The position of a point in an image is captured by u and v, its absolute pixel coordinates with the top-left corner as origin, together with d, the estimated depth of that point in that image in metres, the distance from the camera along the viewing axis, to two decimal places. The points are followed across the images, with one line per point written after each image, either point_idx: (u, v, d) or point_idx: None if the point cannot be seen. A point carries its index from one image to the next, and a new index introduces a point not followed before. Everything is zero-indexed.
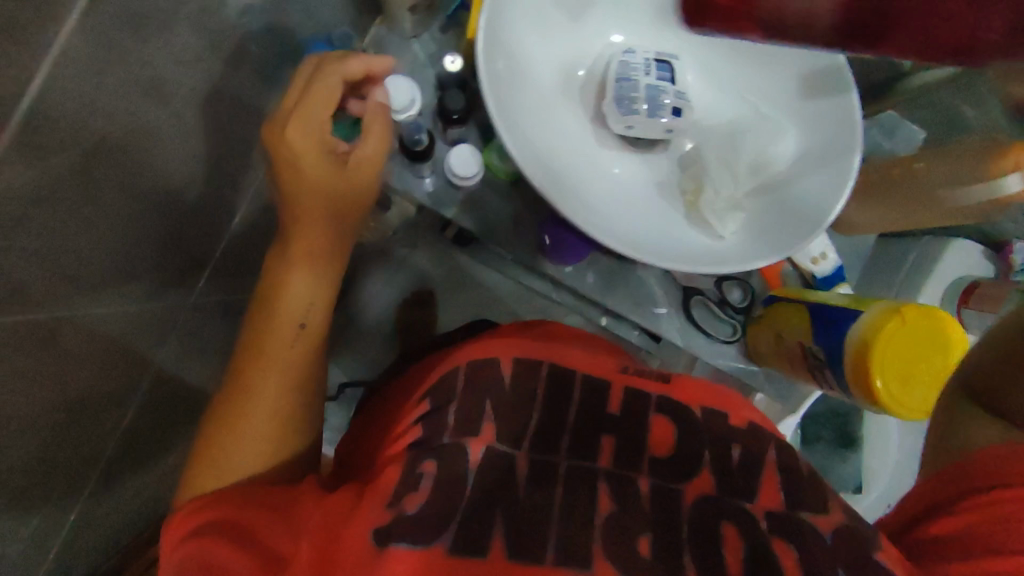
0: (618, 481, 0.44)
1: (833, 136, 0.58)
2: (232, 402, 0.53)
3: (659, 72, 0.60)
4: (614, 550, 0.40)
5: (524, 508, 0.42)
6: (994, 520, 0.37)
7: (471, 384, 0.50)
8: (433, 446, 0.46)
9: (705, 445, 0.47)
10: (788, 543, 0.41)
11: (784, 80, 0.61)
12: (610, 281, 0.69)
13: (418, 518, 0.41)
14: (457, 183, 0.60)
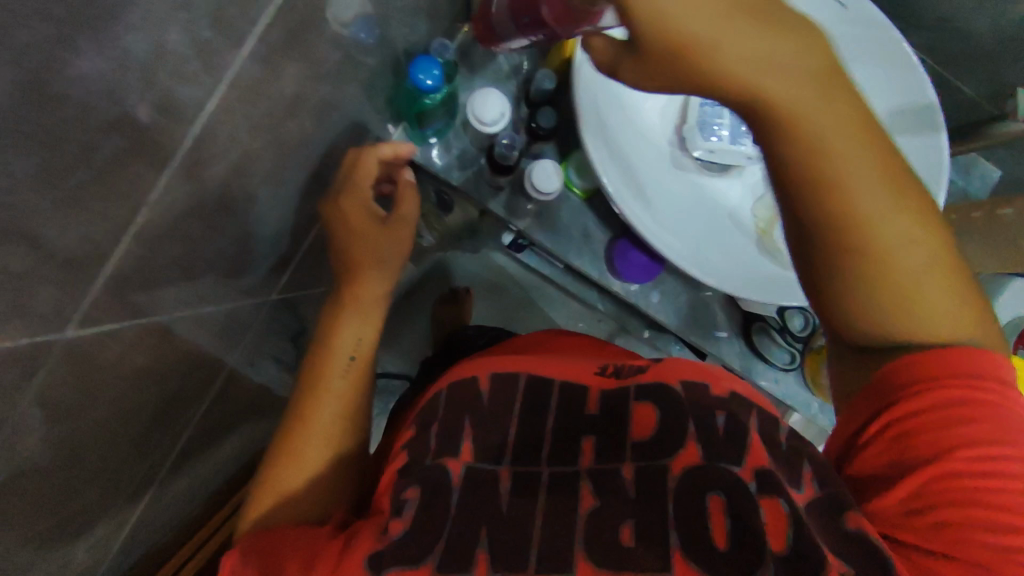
0: (600, 476, 0.39)
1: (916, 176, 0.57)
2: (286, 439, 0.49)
3: None
4: (597, 549, 0.35)
5: (505, 521, 0.37)
6: (928, 442, 0.32)
7: (452, 403, 0.45)
8: (416, 472, 0.40)
9: (686, 416, 0.40)
10: (778, 500, 0.35)
11: None
12: (676, 305, 0.69)
13: (403, 543, 0.36)
14: (534, 194, 0.60)
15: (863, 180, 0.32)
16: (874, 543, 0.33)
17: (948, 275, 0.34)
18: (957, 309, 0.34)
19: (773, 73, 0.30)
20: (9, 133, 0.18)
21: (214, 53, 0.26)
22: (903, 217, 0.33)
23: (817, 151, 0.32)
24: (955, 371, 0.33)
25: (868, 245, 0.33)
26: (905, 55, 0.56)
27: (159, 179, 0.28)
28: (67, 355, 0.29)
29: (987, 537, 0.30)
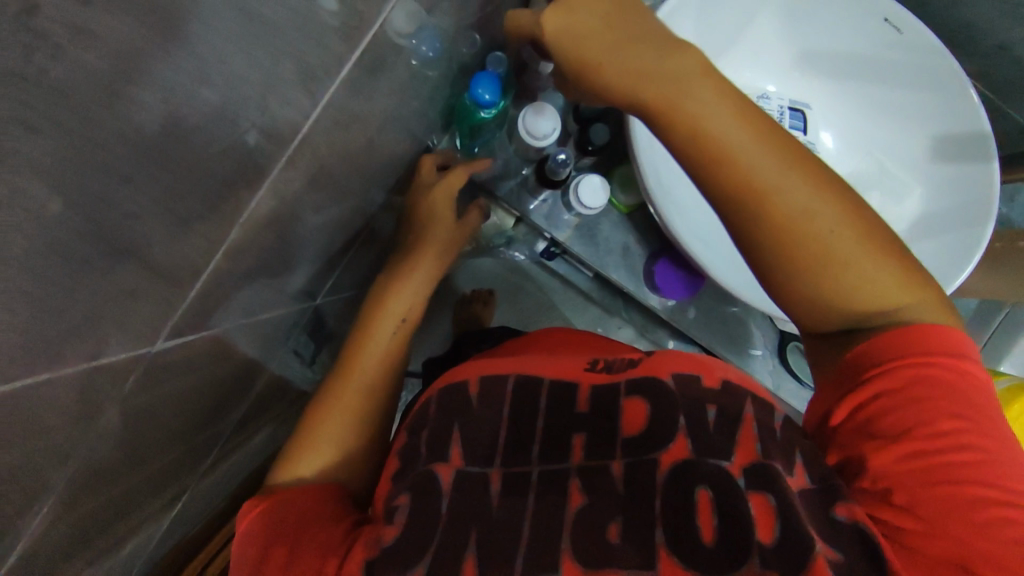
0: (590, 472, 0.39)
1: (964, 204, 0.56)
2: (325, 395, 0.51)
3: (793, 120, 0.61)
4: (581, 546, 0.35)
5: (498, 523, 0.37)
6: (896, 420, 0.33)
7: (443, 409, 0.45)
8: (411, 476, 0.41)
9: (676, 410, 0.39)
10: (766, 496, 0.35)
11: (915, 138, 0.59)
12: (710, 319, 0.69)
13: (397, 551, 0.37)
14: (580, 209, 0.60)
15: (790, 177, 0.34)
16: (862, 527, 0.33)
17: (881, 253, 0.35)
18: (895, 280, 0.35)
19: (682, 90, 0.34)
20: (151, 164, 0.19)
21: (316, 78, 0.26)
22: (829, 205, 0.34)
23: (735, 156, 0.34)
24: (925, 349, 0.33)
25: (793, 230, 0.34)
26: (960, 82, 0.55)
27: (252, 197, 0.28)
28: (152, 365, 0.30)
29: (961, 509, 0.31)
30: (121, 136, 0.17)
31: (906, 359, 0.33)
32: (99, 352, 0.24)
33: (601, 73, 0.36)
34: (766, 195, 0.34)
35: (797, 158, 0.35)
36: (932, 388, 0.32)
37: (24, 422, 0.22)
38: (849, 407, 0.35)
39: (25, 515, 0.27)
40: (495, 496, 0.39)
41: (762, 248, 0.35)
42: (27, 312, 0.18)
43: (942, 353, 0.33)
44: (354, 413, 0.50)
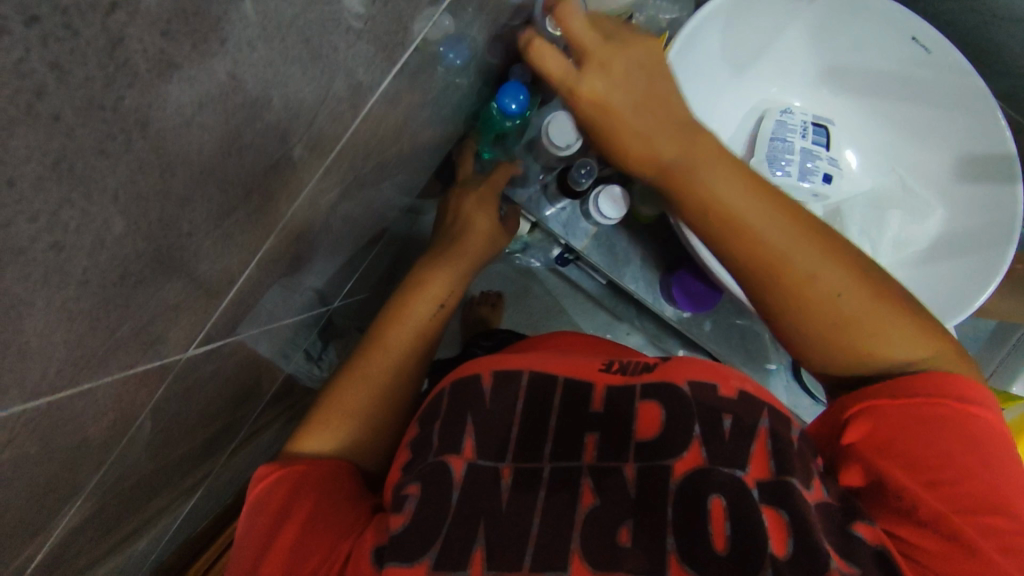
0: (602, 475, 0.40)
1: (987, 227, 0.56)
2: (355, 362, 0.54)
3: (815, 136, 0.61)
4: (591, 546, 0.36)
5: (508, 521, 0.38)
6: (910, 450, 0.34)
7: (455, 402, 0.46)
8: (421, 467, 0.42)
9: (692, 417, 0.40)
10: (780, 510, 0.36)
11: (940, 157, 0.60)
12: (726, 333, 0.69)
13: (405, 537, 0.37)
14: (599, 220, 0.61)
15: (807, 249, 0.36)
16: (880, 547, 0.34)
17: (897, 313, 0.37)
18: (910, 340, 0.37)
19: (708, 176, 0.36)
20: (208, 183, 0.19)
21: (361, 92, 0.26)
22: (844, 272, 0.37)
23: (752, 228, 0.36)
24: (938, 391, 0.35)
25: (807, 295, 0.37)
26: (992, 107, 0.54)
27: (290, 207, 0.28)
28: (185, 371, 0.30)
29: (976, 534, 0.32)
30: (187, 159, 0.17)
31: (919, 399, 0.35)
32: (139, 361, 0.24)
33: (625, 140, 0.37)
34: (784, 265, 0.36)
35: (813, 230, 0.37)
36: (944, 421, 0.34)
37: (66, 430, 0.22)
38: (863, 431, 0.37)
39: (56, 518, 0.27)
40: (517, 501, 0.39)
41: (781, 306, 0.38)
42: (82, 327, 0.18)
43: (953, 389, 0.35)
44: (379, 385, 0.53)
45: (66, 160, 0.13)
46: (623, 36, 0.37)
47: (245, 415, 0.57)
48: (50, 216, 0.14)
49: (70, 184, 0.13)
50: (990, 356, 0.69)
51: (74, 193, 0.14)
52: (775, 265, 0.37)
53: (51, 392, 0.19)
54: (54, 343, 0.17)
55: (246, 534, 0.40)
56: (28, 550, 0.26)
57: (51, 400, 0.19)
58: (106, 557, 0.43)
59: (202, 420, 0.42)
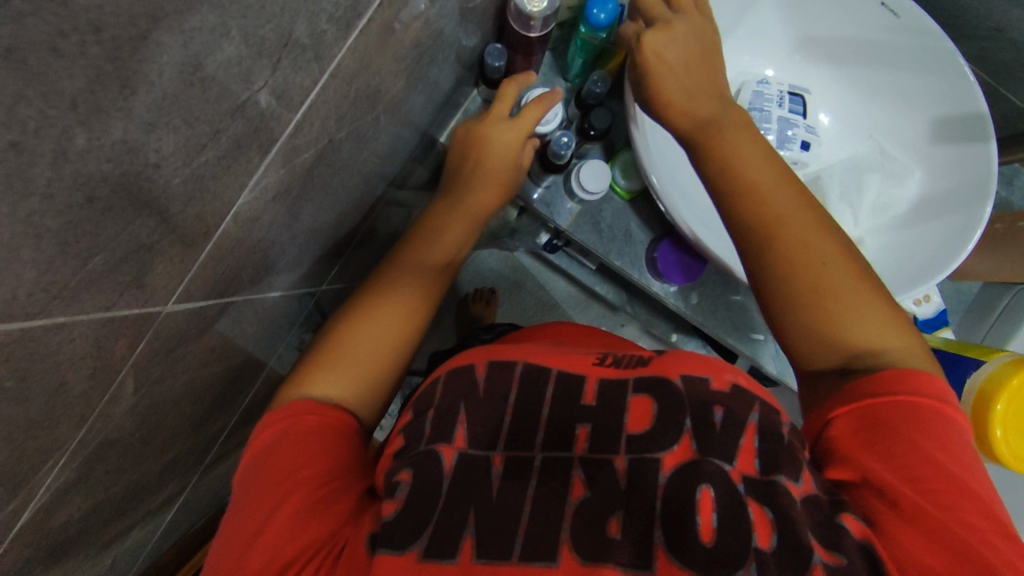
0: (592, 465, 0.38)
1: (964, 185, 0.57)
2: (330, 342, 0.49)
3: (792, 104, 0.61)
4: (580, 539, 0.35)
5: (496, 507, 0.37)
6: (894, 446, 0.35)
7: (446, 394, 0.44)
8: (410, 456, 0.41)
9: (683, 411, 0.39)
10: (765, 507, 0.35)
11: (914, 122, 0.61)
12: (712, 305, 0.69)
13: (395, 524, 0.36)
14: (580, 194, 0.61)
15: (793, 209, 0.42)
16: (866, 543, 0.33)
17: (877, 305, 0.41)
18: (878, 329, 0.40)
19: (726, 138, 0.45)
20: (172, 113, 0.20)
21: (325, 42, 0.27)
22: (834, 256, 0.41)
23: (761, 194, 0.43)
24: (909, 387, 0.37)
25: (790, 246, 0.42)
26: (958, 66, 0.56)
27: (262, 161, 0.29)
28: (166, 329, 0.30)
29: (958, 528, 0.33)
30: (147, 81, 0.18)
31: (908, 400, 0.36)
32: (114, 304, 0.24)
33: (662, 87, 0.47)
34: (769, 212, 0.42)
35: (809, 208, 0.43)
36: (924, 420, 0.35)
37: (43, 366, 0.23)
38: (850, 431, 0.38)
39: (41, 472, 0.27)
40: (508, 491, 0.38)
41: (760, 254, 0.43)
42: (53, 246, 0.19)
43: (930, 391, 0.37)
44: (357, 363, 0.48)
45: (17, 50, 0.14)
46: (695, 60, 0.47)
47: (236, 407, 0.57)
48: (7, 110, 0.15)
49: (22, 78, 0.14)
50: (980, 323, 0.69)
51: (29, 89, 0.15)
52: (764, 210, 0.42)
53: (20, 319, 0.20)
54: (21, 261, 0.18)
55: (235, 507, 0.39)
56: (13, 502, 0.27)
57: (23, 326, 0.20)
58: (97, 543, 0.43)
59: (188, 407, 0.42)
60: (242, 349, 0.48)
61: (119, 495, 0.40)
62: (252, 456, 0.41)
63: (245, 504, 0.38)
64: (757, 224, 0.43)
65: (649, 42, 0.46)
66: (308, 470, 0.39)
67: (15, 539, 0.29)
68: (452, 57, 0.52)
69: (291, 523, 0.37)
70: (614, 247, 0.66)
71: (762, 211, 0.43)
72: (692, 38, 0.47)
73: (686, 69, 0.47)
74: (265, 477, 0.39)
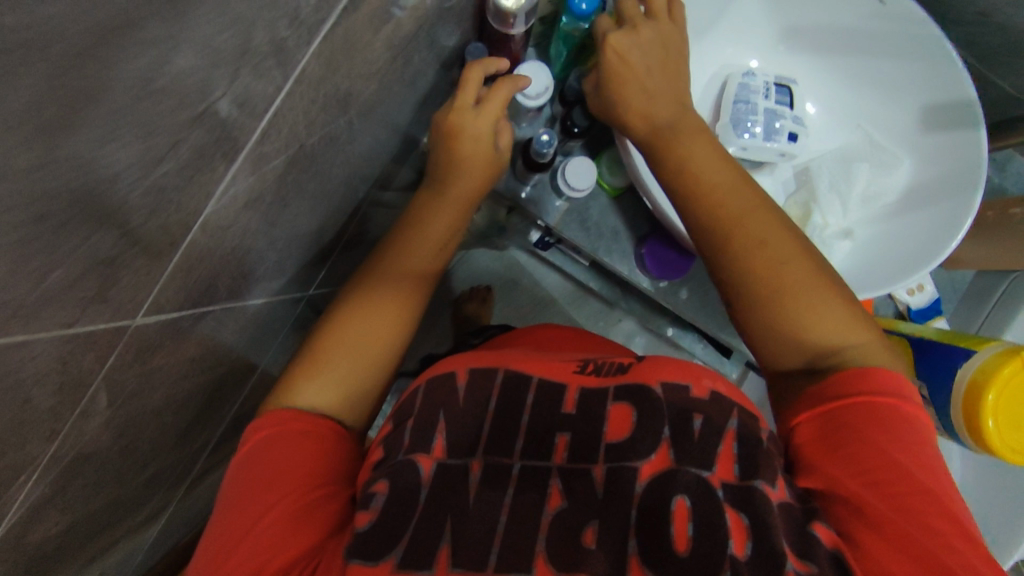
0: (569, 475, 0.38)
1: (954, 173, 0.56)
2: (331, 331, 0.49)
3: (778, 96, 0.60)
4: (556, 549, 0.35)
5: (475, 516, 0.37)
6: (858, 451, 0.35)
7: (426, 402, 0.44)
8: (388, 465, 0.41)
9: (662, 419, 0.39)
10: (742, 513, 0.35)
11: (902, 110, 0.60)
12: (703, 300, 0.68)
13: (371, 535, 0.36)
14: (566, 191, 0.61)
15: (749, 207, 0.44)
16: (837, 551, 0.33)
17: (839, 298, 0.41)
18: (841, 321, 0.40)
19: (682, 142, 0.46)
20: (123, 127, 0.20)
21: (287, 48, 0.27)
22: (793, 253, 0.42)
23: (716, 196, 0.44)
24: (873, 387, 0.37)
25: (748, 242, 0.43)
26: (945, 50, 0.55)
27: (229, 170, 0.28)
28: (137, 341, 0.30)
29: (923, 535, 0.33)
30: (92, 95, 0.18)
31: (869, 403, 0.36)
32: (77, 319, 0.24)
33: (624, 96, 0.48)
34: (726, 214, 0.44)
35: (765, 206, 0.44)
36: (888, 425, 0.35)
37: (5, 383, 0.22)
38: (815, 437, 0.37)
39: (13, 488, 0.27)
40: (487, 499, 0.38)
41: (721, 256, 0.44)
42: (6, 262, 0.19)
43: (892, 391, 0.37)
44: (356, 350, 0.48)
45: None
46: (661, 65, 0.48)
47: (224, 414, 0.57)
48: None
49: None
50: (975, 313, 0.69)
51: None
52: (720, 213, 0.44)
53: None
54: None
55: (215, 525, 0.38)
56: None
57: None
58: (83, 556, 0.43)
59: (170, 418, 0.42)
60: (226, 356, 0.48)
61: (102, 508, 0.40)
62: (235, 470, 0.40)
63: (217, 526, 0.38)
64: (715, 225, 0.44)
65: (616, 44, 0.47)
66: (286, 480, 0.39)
67: None
68: (432, 57, 0.52)
69: (270, 533, 0.37)
70: (602, 245, 0.66)
71: (719, 209, 0.44)
72: (654, 40, 0.47)
73: (647, 72, 0.47)
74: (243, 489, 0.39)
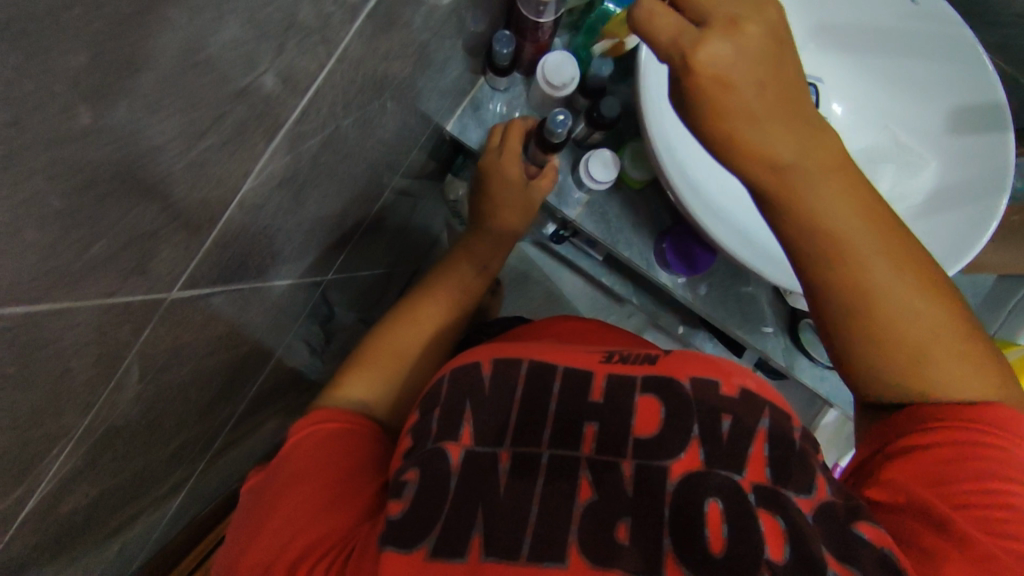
0: (599, 467, 0.38)
1: (980, 176, 0.56)
2: (388, 325, 0.60)
3: (804, 94, 0.61)
4: (588, 539, 0.35)
5: (498, 507, 0.37)
6: (948, 472, 0.35)
7: (455, 389, 0.44)
8: (419, 454, 0.41)
9: (692, 417, 0.39)
10: (776, 517, 0.34)
11: (930, 113, 0.60)
12: (722, 297, 0.67)
13: (404, 524, 0.36)
14: (590, 182, 0.61)
15: (874, 259, 0.37)
16: (887, 555, 0.33)
17: (975, 353, 0.37)
18: (957, 365, 0.37)
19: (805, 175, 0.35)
20: (175, 94, 0.19)
21: (333, 24, 0.26)
22: (911, 294, 0.37)
23: (838, 233, 0.37)
24: (977, 417, 0.36)
25: (865, 288, 0.37)
26: (975, 55, 0.56)
27: (269, 146, 0.28)
28: (170, 316, 0.30)
29: (1003, 557, 0.33)
30: (150, 59, 0.18)
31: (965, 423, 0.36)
32: (119, 290, 0.24)
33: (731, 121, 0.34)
34: (844, 254, 0.37)
35: (885, 237, 0.37)
36: (980, 448, 0.35)
37: (45, 353, 0.22)
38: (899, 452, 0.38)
39: (46, 459, 0.27)
40: (516, 488, 0.37)
41: (830, 298, 0.38)
42: (56, 228, 0.18)
43: (1009, 428, 0.36)
44: (408, 336, 0.59)
45: (20, 21, 0.13)
46: (776, 71, 0.34)
47: (241, 397, 0.57)
48: (5, 88, 0.14)
49: (22, 52, 0.14)
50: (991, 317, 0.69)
51: (29, 68, 0.14)
52: (834, 253, 0.37)
53: (22, 304, 0.19)
54: (23, 244, 0.17)
55: (248, 522, 0.40)
56: (18, 490, 0.27)
57: (26, 311, 0.20)
58: (101, 535, 0.43)
59: (192, 398, 0.42)
60: (248, 340, 0.47)
61: (122, 487, 0.40)
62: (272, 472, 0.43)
63: (250, 521, 0.40)
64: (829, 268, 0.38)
65: (709, 54, 0.32)
66: (313, 486, 0.41)
67: (22, 526, 0.29)
68: (460, 42, 0.52)
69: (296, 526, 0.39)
70: (625, 239, 0.65)
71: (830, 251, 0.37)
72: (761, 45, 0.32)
73: (759, 93, 0.33)
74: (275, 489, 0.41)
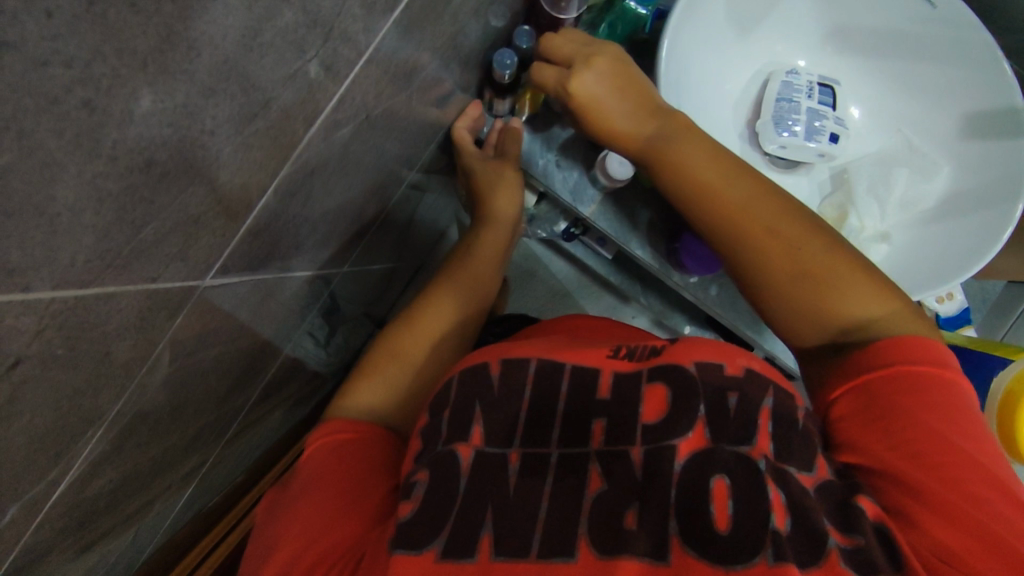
0: (609, 458, 0.38)
1: (996, 180, 0.56)
2: (396, 330, 0.59)
3: (822, 96, 0.60)
4: (599, 532, 0.35)
5: (514, 501, 0.37)
6: (898, 424, 0.35)
7: (463, 390, 0.44)
8: (429, 456, 0.41)
9: (697, 396, 0.38)
10: (779, 489, 0.35)
11: (946, 116, 0.60)
12: (732, 297, 0.67)
13: (413, 526, 0.37)
14: (610, 178, 0.61)
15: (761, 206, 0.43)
16: (880, 525, 0.33)
17: (862, 273, 0.41)
18: (865, 292, 0.41)
19: (679, 145, 0.46)
20: (231, 78, 0.20)
21: (375, 15, 0.27)
22: (803, 233, 0.42)
23: (720, 189, 0.44)
24: (907, 354, 0.37)
25: (759, 231, 0.43)
26: (994, 57, 0.55)
27: (306, 135, 0.28)
28: (200, 305, 0.30)
29: (970, 505, 0.32)
30: (212, 41, 0.18)
31: (906, 369, 0.36)
32: (160, 275, 0.24)
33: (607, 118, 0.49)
34: (731, 204, 0.44)
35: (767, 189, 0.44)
36: (927, 394, 0.35)
37: (91, 335, 0.22)
38: (854, 410, 0.38)
39: (80, 443, 0.27)
40: (526, 486, 0.38)
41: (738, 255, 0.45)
42: (112, 209, 0.18)
43: (941, 363, 0.37)
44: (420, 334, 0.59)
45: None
46: (623, 79, 0.48)
47: (254, 390, 0.57)
48: (84, 66, 0.14)
49: (102, 31, 0.14)
50: (1001, 322, 0.69)
51: (107, 46, 0.14)
52: (726, 206, 0.44)
53: (76, 286, 0.19)
54: (82, 225, 0.18)
55: (267, 530, 0.41)
56: (53, 473, 0.27)
57: (78, 294, 0.20)
58: (116, 524, 0.43)
59: (211, 387, 0.42)
60: (263, 333, 0.48)
61: (140, 475, 0.40)
62: (290, 480, 0.44)
63: (266, 529, 0.41)
64: (724, 219, 0.44)
65: (582, 87, 0.48)
66: (325, 491, 0.41)
67: (52, 509, 0.29)
68: (481, 38, 0.52)
69: (311, 527, 0.39)
70: (638, 238, 0.66)
71: (720, 206, 0.44)
72: (612, 65, 0.48)
73: (620, 95, 0.48)
74: (294, 492, 0.42)
